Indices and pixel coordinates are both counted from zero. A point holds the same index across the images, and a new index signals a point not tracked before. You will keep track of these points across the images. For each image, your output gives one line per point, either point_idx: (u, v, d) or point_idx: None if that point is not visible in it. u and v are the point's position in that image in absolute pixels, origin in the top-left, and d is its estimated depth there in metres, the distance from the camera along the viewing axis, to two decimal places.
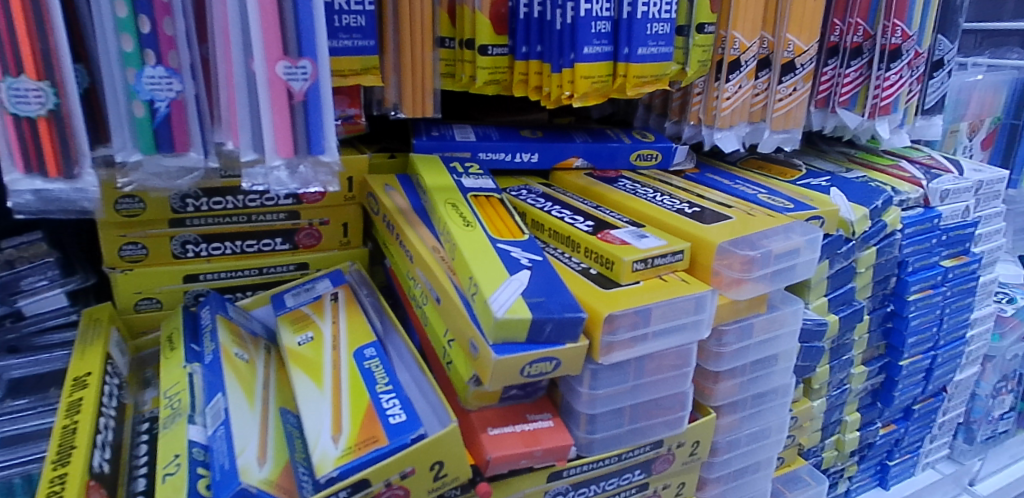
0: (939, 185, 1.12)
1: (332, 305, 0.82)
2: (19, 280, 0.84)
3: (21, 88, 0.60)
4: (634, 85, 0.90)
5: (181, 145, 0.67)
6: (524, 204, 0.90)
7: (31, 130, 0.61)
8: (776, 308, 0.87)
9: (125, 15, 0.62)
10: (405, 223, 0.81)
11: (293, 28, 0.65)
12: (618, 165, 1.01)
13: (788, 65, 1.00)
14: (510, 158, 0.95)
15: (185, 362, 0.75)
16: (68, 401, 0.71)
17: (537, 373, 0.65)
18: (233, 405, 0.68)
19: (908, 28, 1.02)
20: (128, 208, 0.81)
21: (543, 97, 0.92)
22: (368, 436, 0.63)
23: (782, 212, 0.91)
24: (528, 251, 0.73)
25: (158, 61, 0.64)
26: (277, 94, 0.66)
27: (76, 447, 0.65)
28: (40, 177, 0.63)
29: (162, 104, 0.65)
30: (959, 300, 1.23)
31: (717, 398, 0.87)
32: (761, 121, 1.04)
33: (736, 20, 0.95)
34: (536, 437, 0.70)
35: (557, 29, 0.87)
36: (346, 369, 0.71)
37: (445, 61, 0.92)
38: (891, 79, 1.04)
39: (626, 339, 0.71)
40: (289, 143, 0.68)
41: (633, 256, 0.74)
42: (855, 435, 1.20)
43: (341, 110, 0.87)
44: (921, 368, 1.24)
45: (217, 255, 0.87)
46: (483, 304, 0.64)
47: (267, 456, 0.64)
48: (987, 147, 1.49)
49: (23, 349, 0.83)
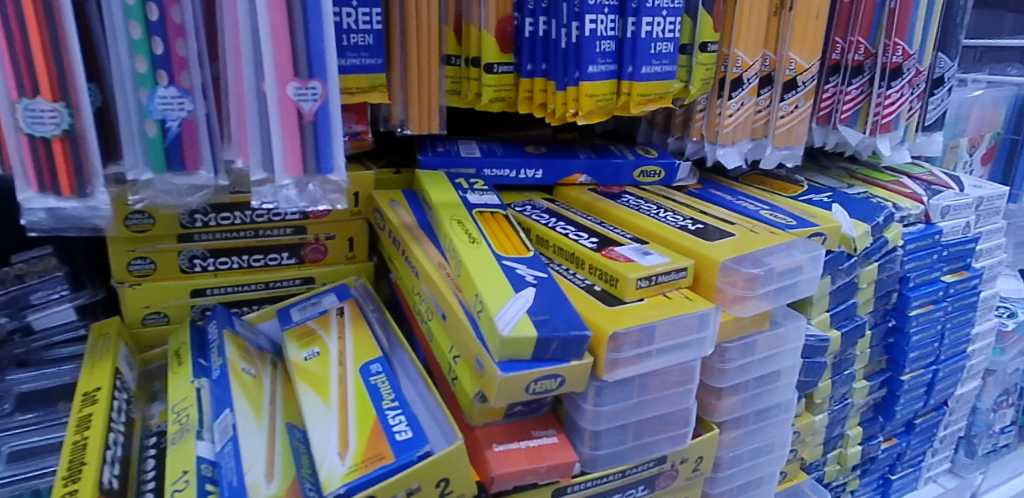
0: (940, 201, 1.14)
1: (338, 320, 0.83)
2: (28, 294, 0.85)
3: (36, 109, 0.61)
4: (638, 103, 0.91)
5: (192, 163, 0.68)
6: (528, 220, 0.90)
7: (46, 150, 0.62)
8: (779, 324, 0.88)
9: (139, 36, 0.63)
10: (411, 239, 0.82)
11: (303, 50, 0.66)
12: (621, 181, 1.02)
13: (790, 83, 1.01)
14: (515, 174, 0.96)
15: (193, 377, 0.76)
16: (78, 416, 0.71)
17: (543, 390, 0.66)
18: (241, 421, 0.69)
19: (909, 47, 1.03)
20: (138, 223, 0.82)
21: (547, 114, 0.93)
22: (374, 453, 0.63)
23: (784, 229, 0.91)
24: (533, 268, 0.74)
25: (170, 81, 0.65)
26: (288, 114, 0.67)
27: (86, 463, 0.66)
28: (54, 195, 0.64)
29: (174, 124, 0.66)
30: (960, 314, 1.24)
31: (720, 414, 0.87)
32: (763, 137, 1.05)
33: (739, 38, 0.96)
34: (541, 453, 0.70)
35: (562, 47, 0.88)
36: (352, 385, 0.72)
37: (451, 79, 0.93)
38: (892, 97, 1.05)
39: (630, 356, 0.71)
40: (299, 162, 0.69)
41: (638, 273, 0.75)
42: (857, 450, 1.20)
43: (347, 126, 0.88)
44: (922, 383, 1.24)
45: (224, 270, 0.88)
46: (489, 322, 0.65)
47: (274, 473, 0.65)
48: (986, 162, 1.50)
49: (32, 362, 0.84)
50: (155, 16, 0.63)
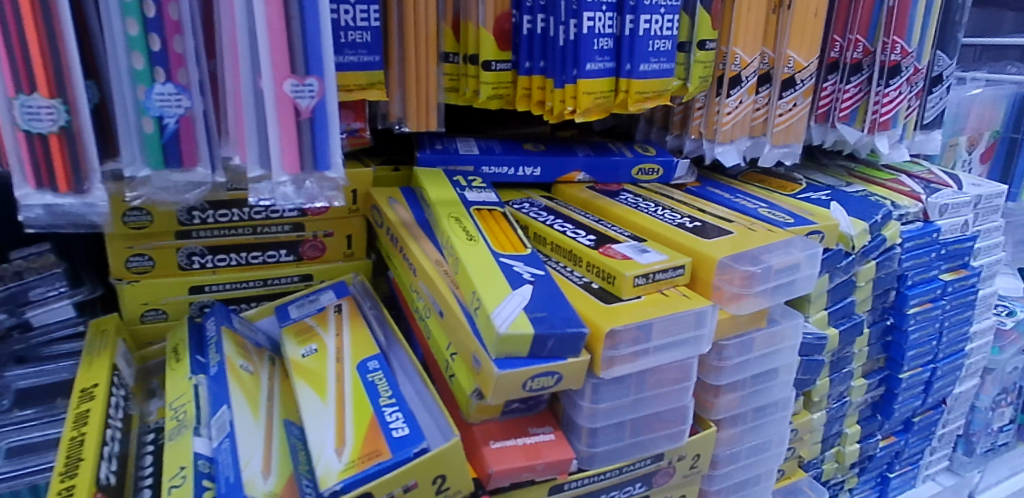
0: (938, 199, 1.14)
1: (336, 317, 0.83)
2: (27, 291, 0.86)
3: (34, 105, 0.61)
4: (636, 101, 0.91)
5: (189, 160, 0.68)
6: (526, 218, 0.90)
7: (43, 147, 0.63)
8: (777, 322, 0.88)
9: (136, 33, 0.63)
10: (409, 236, 0.82)
11: (300, 46, 0.66)
12: (620, 179, 1.02)
13: (788, 81, 1.01)
14: (513, 172, 0.96)
15: (191, 374, 0.76)
16: (75, 412, 0.72)
17: (539, 388, 0.66)
18: (238, 417, 0.69)
19: (908, 44, 1.03)
20: (136, 220, 0.82)
21: (545, 111, 0.93)
22: (371, 450, 0.63)
23: (782, 227, 0.91)
24: (531, 265, 0.74)
25: (167, 78, 0.65)
26: (285, 111, 0.67)
27: (83, 459, 0.66)
28: (51, 191, 0.64)
29: (171, 120, 0.66)
30: (959, 313, 1.24)
31: (717, 412, 0.87)
32: (761, 135, 1.05)
33: (737, 36, 0.96)
34: (538, 451, 0.70)
35: (560, 45, 0.88)
36: (350, 382, 0.72)
37: (450, 76, 0.93)
38: (891, 96, 1.05)
39: (628, 354, 0.72)
40: (296, 159, 0.69)
41: (635, 270, 0.75)
42: (855, 447, 1.20)
43: (346, 123, 0.88)
44: (921, 381, 1.24)
45: (222, 267, 0.88)
46: (486, 319, 0.65)
47: (271, 469, 0.65)
48: (986, 160, 1.50)
49: (31, 359, 0.84)
50: (152, 12, 0.63)
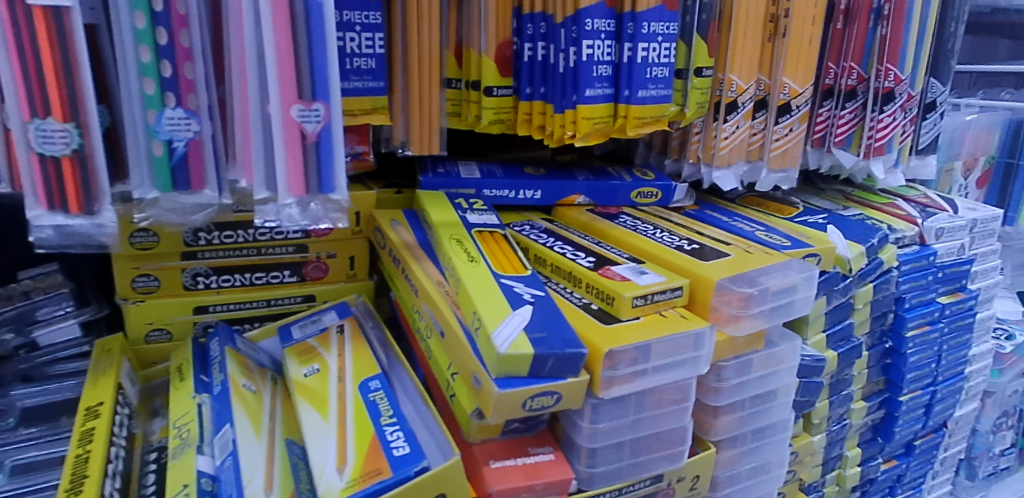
0: (934, 223, 1.15)
1: (338, 338, 0.84)
2: (35, 310, 0.87)
3: (47, 129, 0.63)
4: (634, 126, 0.93)
5: (196, 182, 0.70)
6: (526, 240, 0.92)
7: (56, 169, 0.64)
8: (775, 344, 0.88)
9: (148, 60, 0.65)
10: (411, 258, 0.83)
11: (307, 72, 0.68)
12: (619, 202, 1.03)
13: (784, 107, 1.02)
14: (514, 195, 0.98)
15: (195, 393, 0.77)
16: (80, 430, 0.72)
17: (539, 407, 0.67)
18: (241, 436, 0.70)
19: (901, 72, 1.04)
20: (142, 241, 0.83)
21: (546, 136, 0.94)
22: (372, 468, 0.64)
23: (779, 249, 0.92)
24: (531, 286, 0.75)
25: (177, 103, 0.67)
26: (291, 135, 0.69)
27: (88, 476, 0.67)
28: (62, 213, 0.66)
29: (180, 144, 0.68)
30: (957, 336, 1.25)
31: (717, 433, 0.88)
32: (758, 160, 1.06)
33: (733, 63, 0.99)
34: (538, 471, 0.71)
35: (560, 72, 0.90)
36: (351, 402, 0.73)
37: (452, 101, 0.96)
38: (885, 121, 1.06)
39: (626, 374, 0.72)
40: (302, 182, 0.70)
41: (634, 292, 0.76)
42: (856, 470, 1.20)
43: (351, 147, 0.90)
44: (921, 404, 1.25)
45: (227, 287, 0.89)
46: (487, 339, 0.66)
47: (273, 486, 0.66)
48: (981, 185, 1.53)
49: (37, 378, 0.85)
50: (164, 39, 0.65)
